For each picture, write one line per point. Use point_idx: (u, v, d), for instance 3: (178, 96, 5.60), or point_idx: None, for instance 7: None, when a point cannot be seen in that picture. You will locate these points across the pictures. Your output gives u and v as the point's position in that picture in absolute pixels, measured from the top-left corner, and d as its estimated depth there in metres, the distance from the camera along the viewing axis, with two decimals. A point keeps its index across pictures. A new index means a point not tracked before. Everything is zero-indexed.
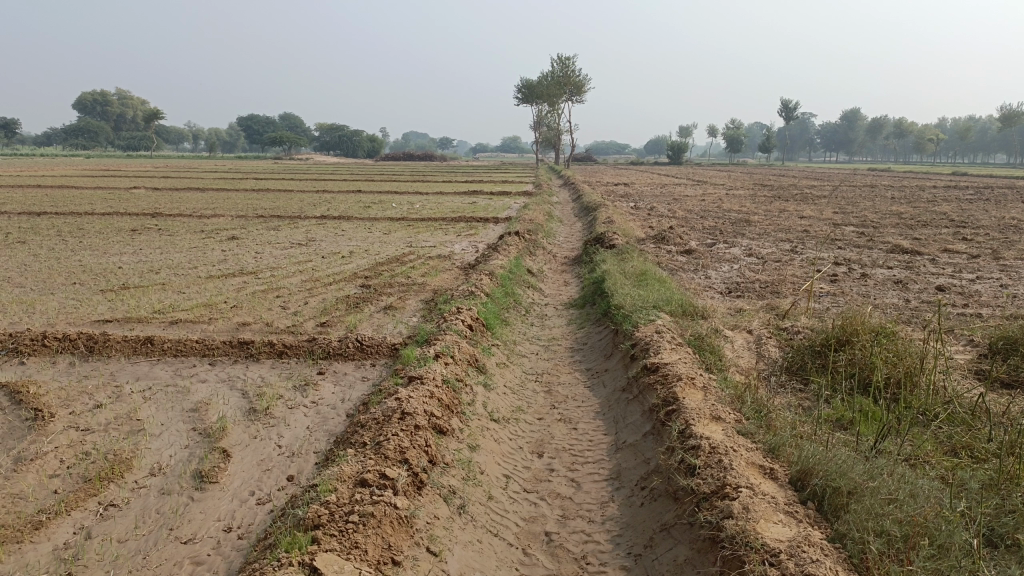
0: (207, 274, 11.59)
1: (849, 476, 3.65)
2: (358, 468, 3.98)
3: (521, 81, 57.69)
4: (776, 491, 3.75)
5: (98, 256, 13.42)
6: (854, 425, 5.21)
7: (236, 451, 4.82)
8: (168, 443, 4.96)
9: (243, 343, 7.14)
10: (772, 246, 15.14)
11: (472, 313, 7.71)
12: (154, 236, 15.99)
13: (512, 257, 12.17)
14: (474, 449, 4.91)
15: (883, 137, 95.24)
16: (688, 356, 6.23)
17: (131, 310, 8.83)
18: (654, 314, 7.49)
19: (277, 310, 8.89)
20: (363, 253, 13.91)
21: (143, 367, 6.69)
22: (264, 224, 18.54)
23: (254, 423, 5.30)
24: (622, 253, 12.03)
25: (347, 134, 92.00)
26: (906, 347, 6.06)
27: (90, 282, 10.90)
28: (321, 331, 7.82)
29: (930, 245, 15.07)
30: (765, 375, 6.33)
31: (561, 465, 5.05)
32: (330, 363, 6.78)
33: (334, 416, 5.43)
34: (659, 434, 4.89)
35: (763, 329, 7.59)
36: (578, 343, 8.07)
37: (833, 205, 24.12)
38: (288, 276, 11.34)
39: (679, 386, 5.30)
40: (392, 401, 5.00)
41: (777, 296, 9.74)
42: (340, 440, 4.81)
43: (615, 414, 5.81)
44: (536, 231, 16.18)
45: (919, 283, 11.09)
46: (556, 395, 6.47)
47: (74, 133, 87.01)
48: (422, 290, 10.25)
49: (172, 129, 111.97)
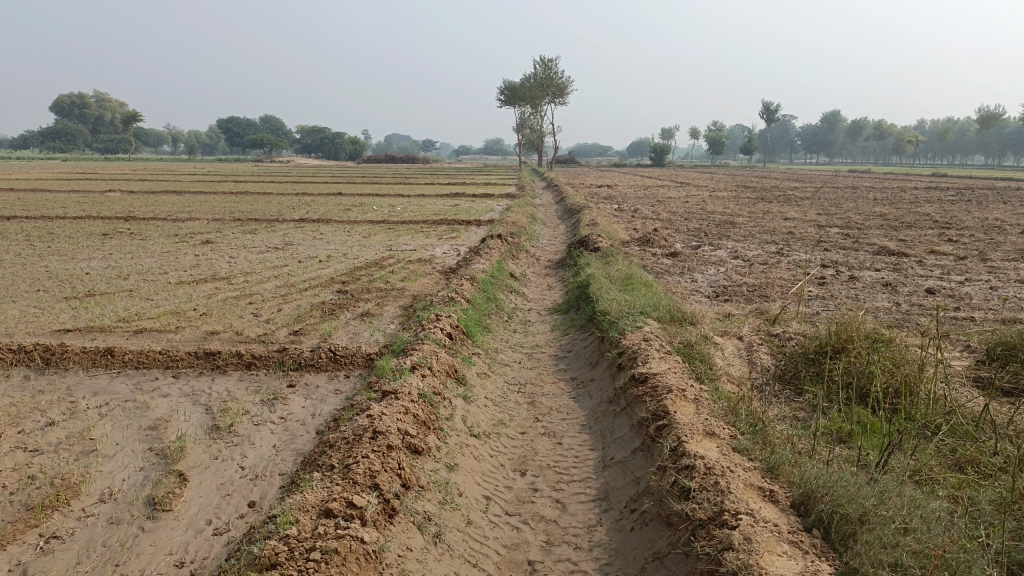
0: (177, 280, 11.18)
1: (857, 501, 3.36)
2: (323, 496, 3.65)
3: (503, 83, 57.33)
4: (778, 516, 3.46)
5: (66, 261, 12.97)
6: (853, 440, 4.95)
7: (194, 474, 4.47)
8: (120, 465, 4.60)
9: (210, 353, 6.77)
10: (758, 248, 14.95)
11: (452, 321, 7.38)
12: (126, 241, 15.54)
13: (495, 261, 11.87)
14: (451, 469, 4.59)
15: (862, 140, 95.93)
16: (678, 365, 5.94)
17: (95, 319, 8.42)
18: (642, 320, 7.19)
19: (249, 318, 8.51)
20: (342, 257, 13.53)
21: (102, 380, 6.31)
22: (241, 227, 18.14)
23: (216, 442, 4.94)
24: (607, 256, 11.77)
25: (329, 137, 91.61)
26: (903, 354, 5.82)
27: (55, 289, 10.46)
28: (293, 340, 7.45)
29: (917, 246, 14.92)
30: (757, 384, 6.05)
31: (545, 484, 4.73)
32: (301, 375, 6.43)
33: (303, 433, 5.08)
34: (649, 451, 4.59)
35: (754, 336, 7.33)
36: (562, 350, 7.77)
37: (816, 206, 24.02)
38: (263, 282, 10.97)
39: (669, 398, 5.00)
40: (363, 419, 4.66)
41: (766, 299, 9.51)
42: (308, 461, 4.47)
43: (602, 427, 5.51)
44: (520, 234, 15.91)
45: (909, 285, 10.90)
46: (540, 407, 6.15)
47: (50, 136, 85.72)
48: (401, 295, 9.92)
49: (151, 132, 110.66)
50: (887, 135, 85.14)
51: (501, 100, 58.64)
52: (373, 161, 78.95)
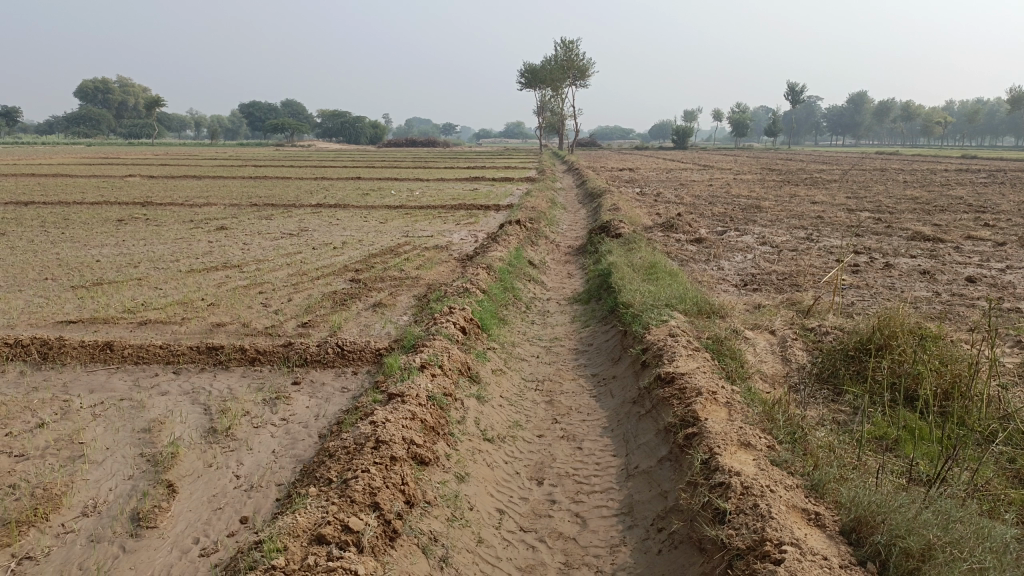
0: (188, 267, 10.90)
1: (920, 532, 2.95)
2: (318, 518, 3.32)
3: (525, 65, 56.51)
4: (826, 546, 3.07)
5: (79, 248, 12.75)
6: (901, 449, 4.53)
7: (185, 484, 4.16)
8: (108, 473, 4.30)
9: (212, 348, 6.45)
10: (786, 234, 14.42)
11: (466, 313, 7.02)
12: (140, 227, 15.32)
13: (513, 248, 11.47)
14: (462, 480, 4.23)
15: (889, 122, 93.97)
16: (707, 363, 5.53)
17: (99, 310, 8.15)
18: (667, 313, 6.78)
19: (257, 308, 8.18)
20: (357, 244, 13.20)
21: (99, 377, 6.01)
22: (256, 213, 17.87)
23: (211, 447, 4.62)
24: (630, 242, 11.34)
25: (350, 121, 91.32)
26: (953, 353, 5.38)
27: (63, 277, 10.22)
28: (301, 333, 7.14)
29: (953, 231, 14.31)
30: (792, 383, 5.62)
31: (563, 495, 4.37)
32: (307, 371, 6.10)
33: (304, 437, 4.75)
34: (677, 462, 4.20)
35: (787, 330, 6.88)
36: (582, 343, 7.39)
37: (844, 190, 23.35)
38: (275, 270, 10.67)
39: (699, 403, 4.60)
40: (366, 426, 4.31)
41: (797, 289, 9.06)
42: (307, 471, 4.14)
43: (625, 431, 5.13)
44: (539, 219, 15.49)
45: (947, 273, 10.38)
46: (559, 407, 5.78)
47: (74, 121, 86.17)
48: (416, 285, 9.57)
49: (174, 118, 111.27)
50: (916, 117, 83.24)
51: (522, 82, 57.94)
52: (394, 145, 78.51)
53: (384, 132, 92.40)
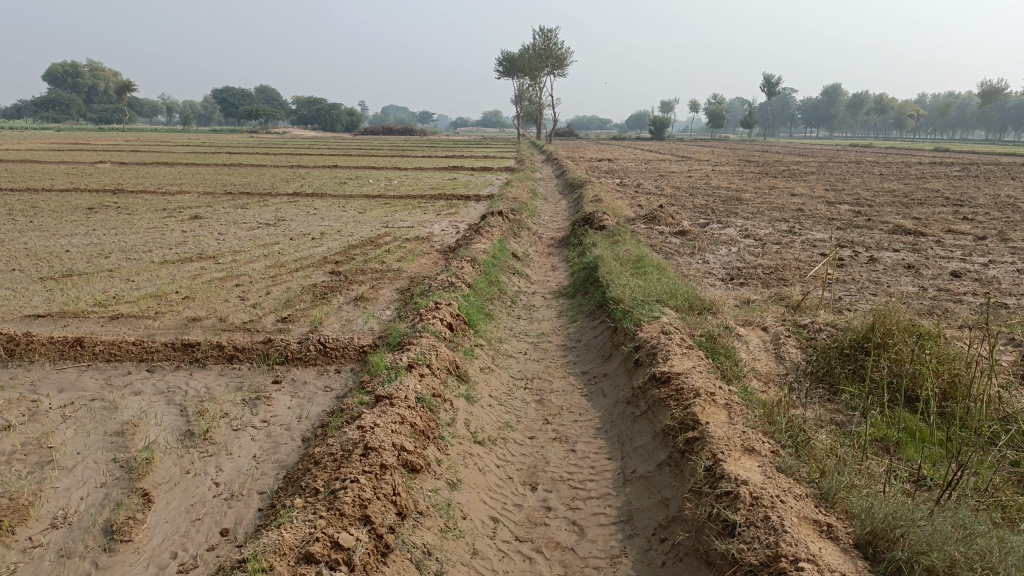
0: (161, 258, 10.57)
1: (944, 549, 2.83)
2: (306, 533, 3.13)
3: (503, 54, 56.08)
4: (842, 561, 2.94)
5: (48, 237, 12.34)
6: (903, 452, 4.42)
7: (162, 492, 3.94)
8: (79, 481, 4.06)
9: (188, 344, 6.19)
10: (769, 226, 14.36)
11: (452, 309, 6.82)
12: (111, 215, 14.89)
13: (496, 241, 11.28)
14: (454, 487, 4.05)
15: (864, 114, 94.72)
16: (702, 362, 5.39)
17: (69, 303, 7.85)
18: (659, 310, 6.64)
19: (234, 302, 7.91)
20: (336, 234, 12.92)
21: (68, 375, 5.74)
22: (231, 201, 17.50)
23: (189, 452, 4.39)
24: (613, 234, 11.19)
25: (325, 108, 90.20)
26: (951, 352, 5.28)
27: (31, 268, 9.85)
28: (281, 329, 6.90)
29: (933, 225, 14.32)
30: (787, 382, 5.50)
31: (559, 501, 4.21)
32: (288, 370, 5.87)
33: (287, 441, 4.54)
34: (679, 468, 4.05)
35: (779, 326, 6.76)
36: (570, 339, 7.22)
37: (822, 182, 23.38)
38: (252, 261, 10.37)
39: (698, 404, 4.45)
40: (353, 430, 4.11)
41: (785, 284, 8.96)
42: (291, 479, 3.94)
43: (619, 433, 4.98)
44: (521, 210, 15.30)
45: (932, 268, 10.34)
46: (550, 407, 5.60)
47: (43, 105, 84.30)
48: (398, 278, 9.35)
49: (145, 103, 109.38)
50: (889, 109, 83.89)
51: (500, 71, 57.52)
52: (370, 133, 77.70)
53: (359, 119, 91.58)
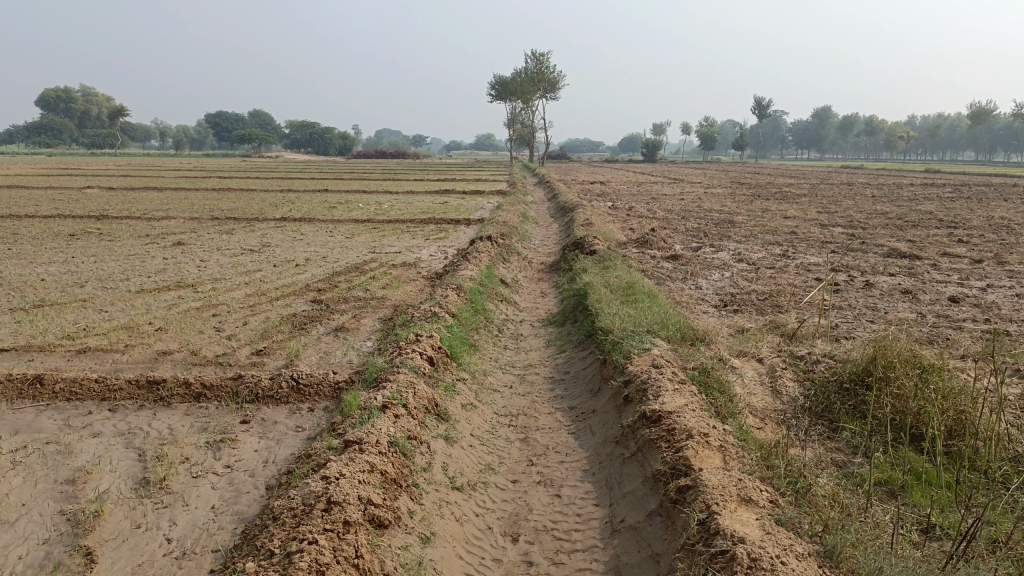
0: (138, 287, 10.26)
1: None
2: None
3: (495, 78, 56.26)
4: None
5: (24, 265, 12.02)
6: (910, 496, 4.13)
7: (109, 550, 3.62)
8: (19, 537, 3.74)
9: (154, 382, 5.87)
10: (762, 250, 14.15)
11: (433, 342, 6.53)
12: (92, 242, 14.57)
13: (484, 267, 11.02)
14: (426, 542, 3.73)
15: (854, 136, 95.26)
16: (694, 398, 5.09)
17: (36, 335, 7.53)
18: (649, 340, 6.35)
19: (208, 334, 7.59)
20: (321, 260, 12.64)
21: (24, 416, 5.41)
22: (217, 227, 17.21)
23: (143, 504, 4.07)
24: (604, 259, 10.95)
25: (318, 132, 90.28)
26: (957, 386, 4.99)
27: (2, 298, 9.54)
28: (255, 362, 6.60)
29: (929, 248, 14.12)
30: (785, 419, 5.21)
31: (542, 554, 3.90)
32: (258, 409, 5.54)
33: (250, 490, 4.22)
34: (670, 519, 3.75)
35: (775, 358, 6.48)
36: (558, 372, 6.92)
37: (814, 204, 23.25)
38: (232, 290, 10.07)
39: (690, 446, 4.15)
40: (318, 481, 3.80)
41: (779, 310, 8.72)
42: (249, 536, 3.62)
43: (608, 476, 4.67)
44: (511, 234, 15.08)
45: (929, 292, 10.11)
46: (536, 446, 5.30)
47: (35, 131, 84.22)
48: (381, 307, 9.06)
49: (139, 127, 109.41)
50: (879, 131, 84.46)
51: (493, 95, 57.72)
52: (363, 157, 77.76)
53: (352, 143, 91.73)
